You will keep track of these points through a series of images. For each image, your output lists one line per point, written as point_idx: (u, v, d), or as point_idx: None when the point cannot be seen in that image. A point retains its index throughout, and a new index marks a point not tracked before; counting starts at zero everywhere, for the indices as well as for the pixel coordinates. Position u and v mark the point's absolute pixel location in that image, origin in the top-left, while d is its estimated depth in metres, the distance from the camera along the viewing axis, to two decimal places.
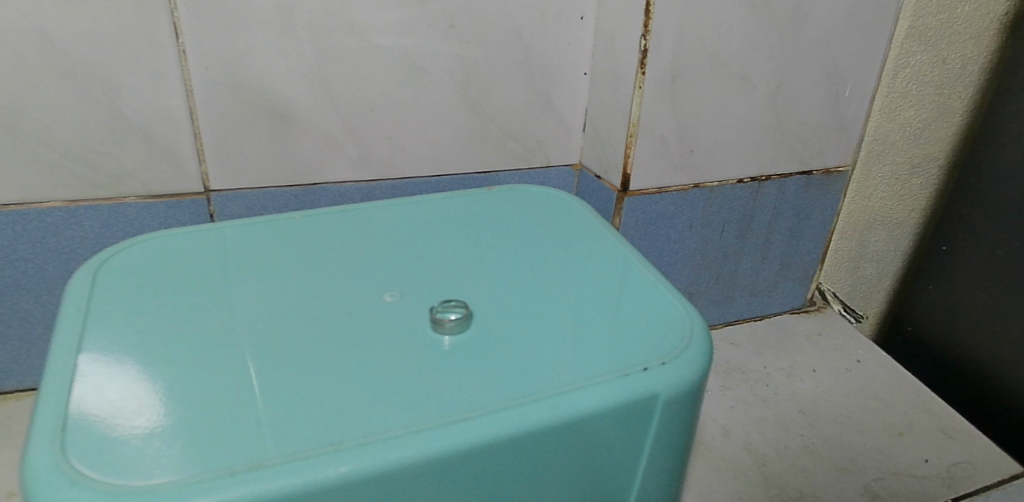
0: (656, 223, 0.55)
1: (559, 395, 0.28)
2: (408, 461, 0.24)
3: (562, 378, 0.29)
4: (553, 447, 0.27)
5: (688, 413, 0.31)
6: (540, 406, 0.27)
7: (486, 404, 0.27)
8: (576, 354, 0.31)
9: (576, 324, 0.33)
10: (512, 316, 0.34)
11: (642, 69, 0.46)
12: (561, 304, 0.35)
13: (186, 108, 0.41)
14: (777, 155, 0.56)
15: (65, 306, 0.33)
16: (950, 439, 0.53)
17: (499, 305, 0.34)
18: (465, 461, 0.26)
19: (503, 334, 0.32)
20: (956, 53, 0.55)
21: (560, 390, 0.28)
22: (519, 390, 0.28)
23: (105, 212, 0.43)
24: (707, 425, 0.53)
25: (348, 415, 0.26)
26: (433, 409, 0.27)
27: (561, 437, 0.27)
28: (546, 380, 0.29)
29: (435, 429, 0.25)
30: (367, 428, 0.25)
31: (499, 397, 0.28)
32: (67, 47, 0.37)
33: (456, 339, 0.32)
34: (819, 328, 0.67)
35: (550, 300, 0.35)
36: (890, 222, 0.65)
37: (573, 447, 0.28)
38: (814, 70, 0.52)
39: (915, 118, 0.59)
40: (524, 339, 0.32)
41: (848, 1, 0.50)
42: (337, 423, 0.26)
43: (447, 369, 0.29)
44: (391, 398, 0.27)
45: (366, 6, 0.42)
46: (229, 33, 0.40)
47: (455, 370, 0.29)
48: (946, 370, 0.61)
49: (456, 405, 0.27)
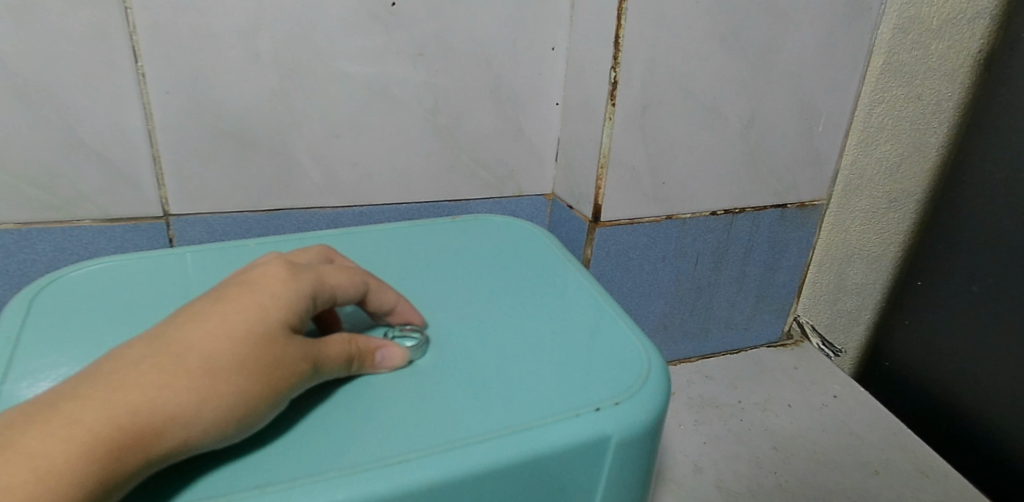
0: (629, 254, 0.54)
1: (505, 436, 0.26)
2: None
3: (509, 419, 0.28)
4: (494, 491, 0.26)
5: (643, 456, 0.30)
6: (485, 447, 0.26)
7: (427, 444, 0.26)
8: (531, 391, 0.30)
9: (536, 359, 0.32)
10: (472, 349, 0.33)
11: (612, 100, 0.46)
12: (521, 339, 0.34)
13: (145, 129, 0.40)
14: (750, 188, 0.56)
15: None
16: (925, 479, 0.52)
17: (454, 341, 0.33)
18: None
19: (459, 369, 0.31)
20: (932, 89, 0.56)
21: (507, 431, 0.27)
22: (464, 429, 0.27)
23: (58, 235, 0.42)
24: (678, 461, 0.52)
25: (276, 459, 0.25)
26: (373, 448, 0.25)
27: (505, 480, 0.26)
28: (495, 418, 0.28)
29: (375, 472, 0.24)
30: (298, 469, 0.24)
31: (441, 439, 0.26)
32: (22, 68, 0.37)
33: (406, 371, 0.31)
34: (797, 363, 0.66)
35: (510, 335, 0.34)
36: (869, 256, 0.64)
37: (518, 489, 0.27)
38: (786, 104, 0.53)
39: (891, 153, 0.59)
40: (480, 374, 0.31)
41: (819, 37, 0.51)
42: (271, 460, 0.24)
43: (392, 406, 0.28)
44: (331, 436, 0.26)
45: (332, 34, 0.42)
46: (191, 58, 0.39)
47: (401, 406, 0.28)
48: (923, 408, 0.61)
49: (398, 444, 0.26)
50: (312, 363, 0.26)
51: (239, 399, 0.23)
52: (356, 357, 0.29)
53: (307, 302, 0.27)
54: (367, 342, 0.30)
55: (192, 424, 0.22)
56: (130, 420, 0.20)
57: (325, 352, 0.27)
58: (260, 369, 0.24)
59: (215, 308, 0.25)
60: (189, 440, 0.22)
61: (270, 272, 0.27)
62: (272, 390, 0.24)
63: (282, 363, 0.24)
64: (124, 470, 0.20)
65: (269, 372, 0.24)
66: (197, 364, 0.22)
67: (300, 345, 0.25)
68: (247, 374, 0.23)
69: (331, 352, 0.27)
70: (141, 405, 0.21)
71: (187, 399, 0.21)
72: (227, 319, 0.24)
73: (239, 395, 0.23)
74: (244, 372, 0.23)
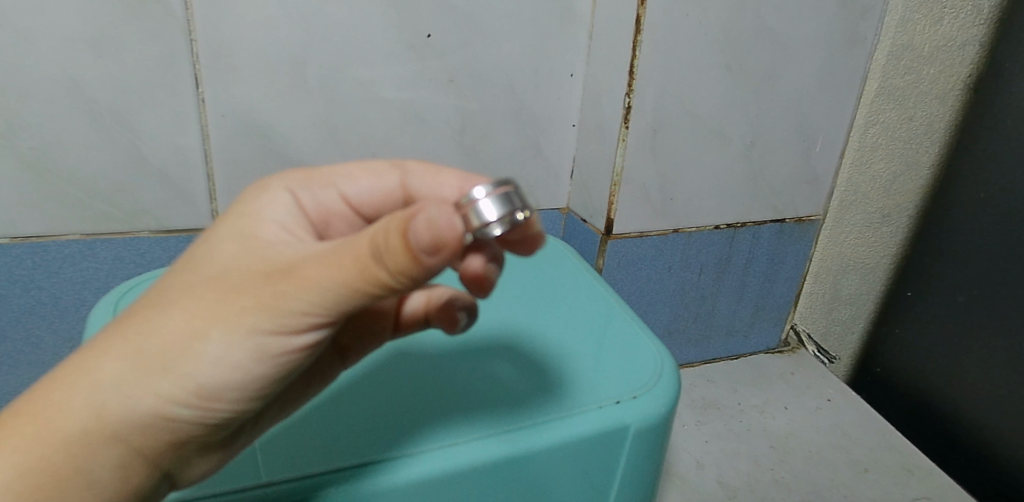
0: (638, 265, 0.58)
1: (538, 424, 0.31)
2: (409, 481, 0.28)
3: (543, 411, 0.32)
4: (530, 472, 0.31)
5: (657, 446, 0.34)
6: (521, 434, 0.30)
7: (475, 430, 0.30)
8: (560, 384, 0.34)
9: (564, 356, 0.36)
10: (502, 349, 0.37)
11: (626, 124, 0.50)
12: (551, 338, 0.38)
13: (200, 147, 0.44)
14: (752, 204, 0.60)
15: (86, 340, 0.36)
16: (912, 476, 0.56)
17: (491, 338, 0.37)
18: (453, 479, 0.29)
19: (496, 364, 0.35)
20: (923, 111, 0.59)
21: (539, 420, 0.31)
22: (504, 417, 0.31)
23: (119, 245, 0.46)
24: (682, 458, 0.56)
25: (350, 439, 0.29)
26: (428, 431, 0.30)
27: (538, 463, 0.31)
28: (530, 408, 0.32)
29: (434, 454, 0.29)
30: (368, 448, 0.29)
31: (482, 424, 0.31)
32: (97, 93, 0.41)
33: (452, 366, 0.35)
34: (793, 368, 0.70)
35: (541, 334, 0.38)
36: (863, 268, 0.68)
37: (550, 471, 0.31)
38: (785, 126, 0.57)
39: (884, 171, 0.63)
40: (515, 369, 0.35)
41: (818, 66, 0.55)
42: (348, 442, 0.29)
43: (442, 395, 0.33)
44: (394, 420, 0.31)
45: (373, 63, 0.46)
46: (246, 85, 0.43)
47: (450, 395, 0.33)
48: (911, 411, 0.65)
49: (449, 429, 0.30)
50: (270, 287, 0.23)
51: (162, 346, 0.23)
52: (368, 256, 0.22)
53: (266, 231, 0.27)
54: (390, 226, 0.22)
55: (110, 386, 0.23)
56: (48, 390, 0.23)
57: (298, 266, 0.23)
58: (189, 314, 0.23)
59: (180, 264, 0.26)
60: (111, 399, 0.23)
61: (232, 214, 0.28)
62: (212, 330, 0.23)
63: (217, 299, 0.24)
64: (47, 441, 0.23)
65: (199, 314, 0.23)
66: (124, 324, 0.24)
67: (253, 272, 0.24)
68: (179, 324, 0.23)
69: (304, 267, 0.23)
70: (66, 373, 0.23)
71: (100, 360, 0.23)
72: (185, 271, 0.26)
73: (168, 343, 0.23)
74: (177, 318, 0.23)
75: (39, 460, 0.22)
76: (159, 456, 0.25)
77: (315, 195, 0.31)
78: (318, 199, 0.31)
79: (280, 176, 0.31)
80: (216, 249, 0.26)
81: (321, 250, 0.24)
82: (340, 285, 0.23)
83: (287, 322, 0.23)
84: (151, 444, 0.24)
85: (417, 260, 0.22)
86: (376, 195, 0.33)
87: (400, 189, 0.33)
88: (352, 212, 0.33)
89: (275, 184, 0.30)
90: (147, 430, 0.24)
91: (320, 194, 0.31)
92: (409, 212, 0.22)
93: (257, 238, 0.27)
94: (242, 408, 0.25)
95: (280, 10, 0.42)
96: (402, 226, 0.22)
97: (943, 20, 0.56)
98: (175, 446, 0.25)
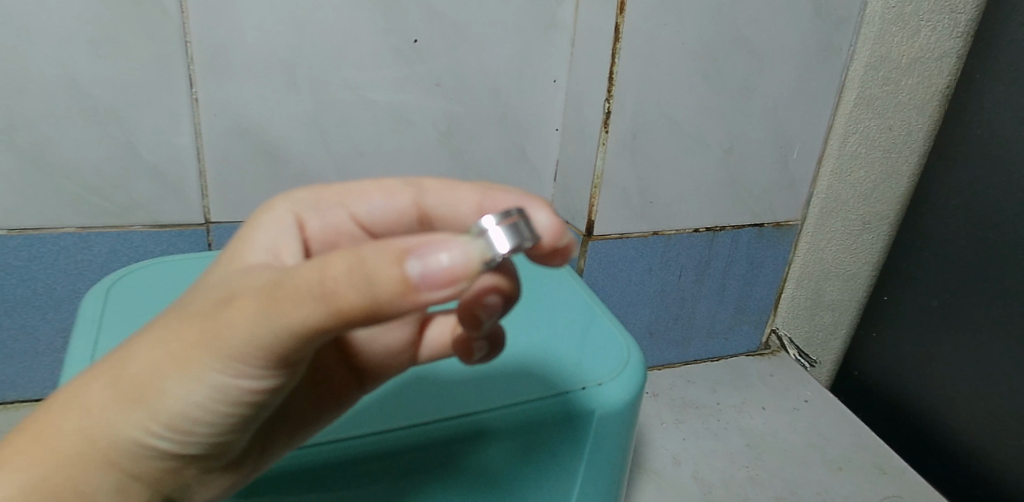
0: (618, 266, 0.60)
1: (516, 404, 0.34)
2: (393, 450, 0.30)
3: (512, 392, 0.34)
4: (505, 448, 0.33)
5: (620, 429, 0.37)
6: (498, 412, 0.33)
7: (452, 409, 0.33)
8: (536, 370, 0.36)
9: (540, 344, 0.39)
10: None
11: (605, 128, 0.52)
12: (529, 329, 0.40)
13: (193, 146, 0.46)
14: (730, 209, 0.61)
15: (82, 320, 0.38)
16: (884, 475, 0.57)
17: None
18: (437, 451, 0.31)
19: None
20: (901, 121, 0.60)
21: (516, 400, 0.34)
22: (483, 397, 0.34)
23: (113, 238, 0.48)
24: (659, 454, 0.57)
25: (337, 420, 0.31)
26: (415, 408, 0.32)
27: (514, 440, 0.33)
28: (503, 390, 0.34)
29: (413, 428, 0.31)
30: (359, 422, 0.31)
31: (463, 403, 0.33)
32: (95, 92, 0.43)
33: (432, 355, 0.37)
34: (772, 370, 0.71)
35: (520, 327, 0.41)
36: (844, 276, 0.69)
37: (524, 448, 0.34)
38: (762, 133, 0.59)
39: (864, 179, 0.63)
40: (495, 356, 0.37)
41: (793, 75, 0.57)
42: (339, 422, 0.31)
43: (428, 378, 0.35)
44: (381, 406, 0.32)
45: (361, 66, 0.48)
46: (237, 86, 0.45)
47: (436, 378, 0.35)
48: (887, 413, 0.66)
49: (434, 406, 0.33)
50: (226, 317, 0.22)
51: (134, 379, 0.23)
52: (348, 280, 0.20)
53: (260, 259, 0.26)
54: (376, 255, 0.20)
55: (96, 412, 0.23)
56: (41, 416, 0.24)
57: (254, 294, 0.22)
58: (157, 344, 0.23)
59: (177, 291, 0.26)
60: (96, 428, 0.23)
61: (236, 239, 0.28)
62: (177, 363, 0.22)
63: (180, 330, 0.23)
64: (45, 463, 0.23)
65: (169, 345, 0.23)
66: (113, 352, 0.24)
67: (215, 301, 0.23)
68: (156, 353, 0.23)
69: (258, 296, 0.21)
70: (59, 398, 0.24)
71: (84, 389, 0.23)
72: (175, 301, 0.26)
73: (139, 375, 0.23)
74: (147, 349, 0.23)
75: (39, 481, 0.23)
76: (158, 482, 0.25)
77: (316, 215, 0.31)
78: (326, 219, 0.31)
79: (285, 196, 0.31)
80: (203, 275, 0.26)
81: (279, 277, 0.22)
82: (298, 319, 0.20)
83: (251, 358, 0.22)
84: (140, 472, 0.24)
85: (406, 289, 0.19)
86: (385, 213, 0.32)
87: (414, 207, 0.32)
88: (361, 230, 0.32)
89: (280, 205, 0.30)
90: (131, 460, 0.24)
91: (327, 214, 0.31)
92: (407, 243, 0.20)
93: (237, 264, 0.26)
94: (222, 438, 0.25)
95: (272, 14, 0.44)
96: (393, 257, 0.19)
97: (921, 33, 0.57)
98: (161, 472, 0.25)
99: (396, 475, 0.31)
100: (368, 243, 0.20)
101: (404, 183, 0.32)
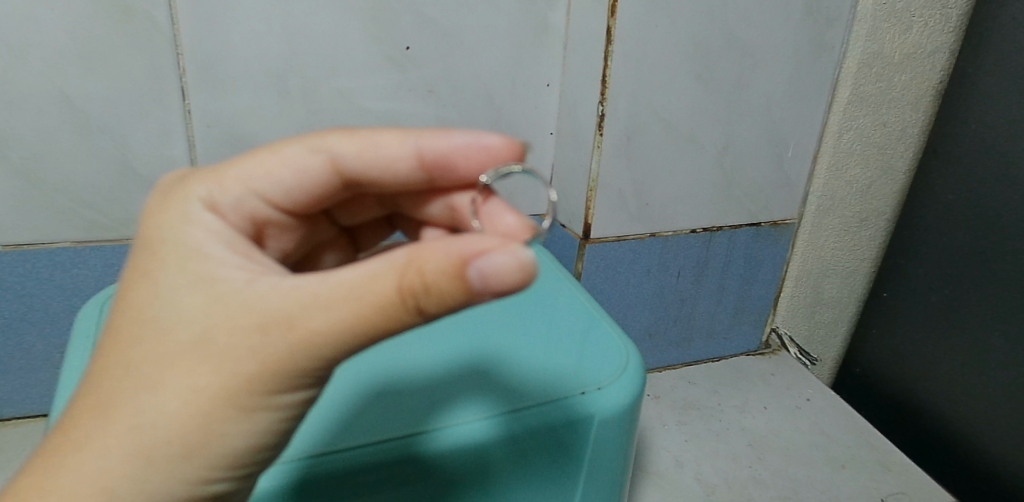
0: (616, 268, 0.60)
1: (516, 410, 0.33)
2: (394, 459, 0.30)
3: (505, 399, 0.34)
4: (507, 455, 0.33)
5: (620, 434, 0.37)
6: (500, 419, 0.33)
7: (454, 417, 0.32)
8: (535, 376, 0.36)
9: (539, 351, 0.38)
10: (481, 351, 0.38)
11: (600, 130, 0.52)
12: (528, 337, 0.40)
13: (187, 158, 0.46)
14: (727, 208, 0.61)
15: (75, 342, 0.37)
16: (888, 472, 0.57)
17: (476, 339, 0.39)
18: (441, 459, 0.31)
19: (481, 357, 0.37)
20: (895, 117, 0.61)
21: (516, 406, 0.33)
22: (484, 404, 0.33)
23: (108, 252, 0.48)
24: (661, 456, 0.57)
25: (342, 429, 0.31)
26: (418, 415, 0.32)
27: (516, 447, 0.33)
28: (504, 396, 0.34)
29: (412, 436, 0.31)
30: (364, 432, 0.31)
31: (466, 410, 0.33)
32: (87, 106, 0.42)
33: (433, 364, 0.36)
34: (773, 369, 0.71)
35: (519, 334, 0.40)
36: (844, 272, 0.70)
37: (526, 455, 0.34)
38: (758, 133, 0.59)
39: (860, 177, 0.64)
40: (495, 363, 0.37)
41: (787, 73, 0.57)
42: (346, 430, 0.31)
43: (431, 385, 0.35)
44: (390, 414, 0.32)
45: (354, 74, 0.48)
46: (230, 97, 0.45)
47: (439, 385, 0.35)
48: (891, 410, 0.66)
49: (437, 413, 0.33)
50: (275, 345, 0.24)
51: (188, 426, 0.24)
52: (409, 293, 0.23)
53: (237, 279, 0.25)
54: (438, 267, 0.22)
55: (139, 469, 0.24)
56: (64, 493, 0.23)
57: (301, 318, 0.24)
58: (191, 385, 0.24)
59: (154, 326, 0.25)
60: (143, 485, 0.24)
61: (181, 253, 0.26)
62: (230, 399, 0.24)
63: (222, 370, 0.24)
64: None
65: (215, 389, 0.24)
66: (121, 405, 0.24)
67: (242, 333, 0.24)
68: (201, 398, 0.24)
69: (305, 318, 0.24)
70: (78, 466, 0.24)
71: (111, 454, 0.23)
72: (143, 342, 0.25)
73: (187, 419, 0.24)
74: (178, 396, 0.24)
75: None
76: None
77: (226, 196, 0.28)
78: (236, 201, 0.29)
79: (184, 191, 0.28)
80: (163, 302, 0.25)
81: (324, 298, 0.24)
82: (364, 330, 0.24)
83: (310, 373, 0.25)
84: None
85: (474, 294, 0.23)
86: (302, 182, 0.30)
87: (330, 172, 0.30)
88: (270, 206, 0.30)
89: (186, 205, 0.27)
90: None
91: (238, 196, 0.29)
92: (461, 250, 0.22)
93: (201, 284, 0.25)
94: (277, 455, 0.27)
95: (264, 24, 0.44)
96: (456, 271, 0.22)
97: (913, 29, 0.58)
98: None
99: (399, 485, 0.31)
100: (428, 245, 0.23)
101: (312, 145, 0.29)
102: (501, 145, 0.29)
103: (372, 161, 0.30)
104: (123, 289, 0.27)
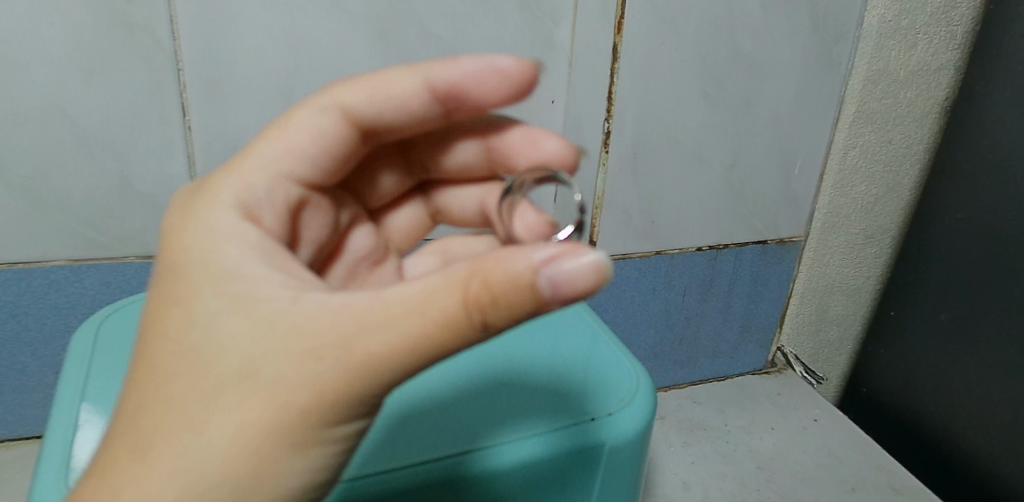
0: (621, 286, 0.60)
1: (534, 436, 0.33)
2: (434, 482, 0.30)
3: (536, 421, 0.34)
4: (528, 483, 0.32)
5: (631, 462, 0.36)
6: (518, 446, 0.32)
7: (476, 441, 0.32)
8: (551, 401, 0.35)
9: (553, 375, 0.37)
10: (501, 375, 0.37)
11: (604, 148, 0.52)
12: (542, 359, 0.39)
13: (187, 175, 0.45)
14: (733, 226, 0.61)
15: (66, 374, 0.36)
16: (900, 495, 0.56)
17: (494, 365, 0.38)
18: (463, 487, 0.31)
19: (500, 383, 0.37)
20: (901, 134, 0.59)
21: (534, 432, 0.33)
22: (503, 429, 0.33)
23: (106, 271, 0.47)
24: (668, 479, 0.56)
25: (366, 457, 0.30)
26: (442, 441, 0.31)
27: (535, 476, 0.32)
28: (523, 421, 0.33)
29: (453, 457, 0.31)
30: (387, 461, 0.30)
31: (488, 437, 0.32)
32: (86, 122, 0.42)
33: (455, 389, 0.36)
34: (779, 388, 0.70)
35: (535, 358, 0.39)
36: (849, 289, 0.67)
37: (545, 484, 0.33)
38: (765, 149, 0.58)
39: (866, 193, 0.62)
40: (514, 389, 0.36)
41: (795, 89, 0.56)
42: (371, 457, 0.30)
43: (454, 411, 0.34)
44: (419, 439, 0.32)
45: None
46: (232, 113, 0.44)
47: (460, 411, 0.34)
48: (899, 430, 0.64)
49: (461, 438, 0.32)
50: (327, 373, 0.23)
51: (241, 457, 0.23)
52: (475, 300, 0.22)
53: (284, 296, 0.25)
54: (506, 277, 0.22)
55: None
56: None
57: (360, 337, 0.23)
58: (242, 419, 0.23)
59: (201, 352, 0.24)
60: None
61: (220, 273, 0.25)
62: (281, 434, 0.23)
63: (275, 399, 0.23)
64: None
65: (265, 419, 0.23)
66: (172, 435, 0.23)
67: (296, 357, 0.23)
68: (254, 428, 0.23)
69: (363, 340, 0.23)
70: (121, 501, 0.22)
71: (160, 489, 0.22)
72: (186, 371, 0.24)
73: (233, 461, 0.23)
74: (236, 424, 0.23)
75: None
76: None
77: (254, 191, 0.29)
78: (268, 190, 0.30)
79: (215, 198, 0.28)
80: (204, 328, 0.25)
81: (380, 317, 0.23)
82: (418, 361, 0.23)
83: (367, 402, 0.24)
84: None
85: (544, 303, 0.22)
86: (323, 146, 0.31)
87: (343, 129, 0.32)
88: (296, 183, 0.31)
89: (217, 213, 0.28)
90: None
91: (268, 184, 0.30)
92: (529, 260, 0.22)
93: (242, 306, 0.24)
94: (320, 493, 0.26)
95: (267, 38, 0.43)
96: (529, 282, 0.22)
97: (917, 46, 0.56)
98: None
99: None
100: (499, 255, 0.23)
101: (323, 105, 0.31)
102: (514, 65, 0.31)
103: (390, 103, 0.32)
104: (157, 317, 0.26)
